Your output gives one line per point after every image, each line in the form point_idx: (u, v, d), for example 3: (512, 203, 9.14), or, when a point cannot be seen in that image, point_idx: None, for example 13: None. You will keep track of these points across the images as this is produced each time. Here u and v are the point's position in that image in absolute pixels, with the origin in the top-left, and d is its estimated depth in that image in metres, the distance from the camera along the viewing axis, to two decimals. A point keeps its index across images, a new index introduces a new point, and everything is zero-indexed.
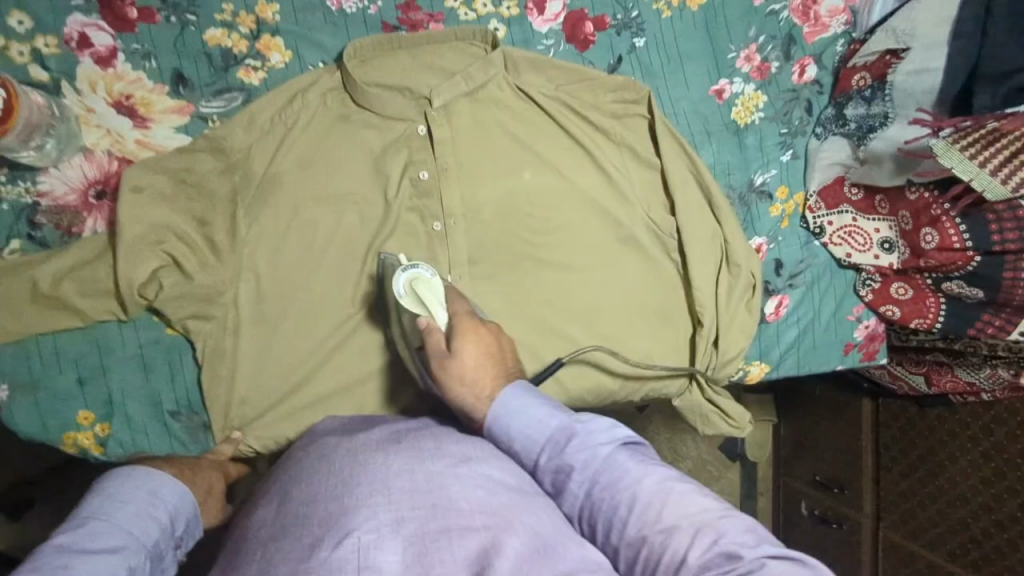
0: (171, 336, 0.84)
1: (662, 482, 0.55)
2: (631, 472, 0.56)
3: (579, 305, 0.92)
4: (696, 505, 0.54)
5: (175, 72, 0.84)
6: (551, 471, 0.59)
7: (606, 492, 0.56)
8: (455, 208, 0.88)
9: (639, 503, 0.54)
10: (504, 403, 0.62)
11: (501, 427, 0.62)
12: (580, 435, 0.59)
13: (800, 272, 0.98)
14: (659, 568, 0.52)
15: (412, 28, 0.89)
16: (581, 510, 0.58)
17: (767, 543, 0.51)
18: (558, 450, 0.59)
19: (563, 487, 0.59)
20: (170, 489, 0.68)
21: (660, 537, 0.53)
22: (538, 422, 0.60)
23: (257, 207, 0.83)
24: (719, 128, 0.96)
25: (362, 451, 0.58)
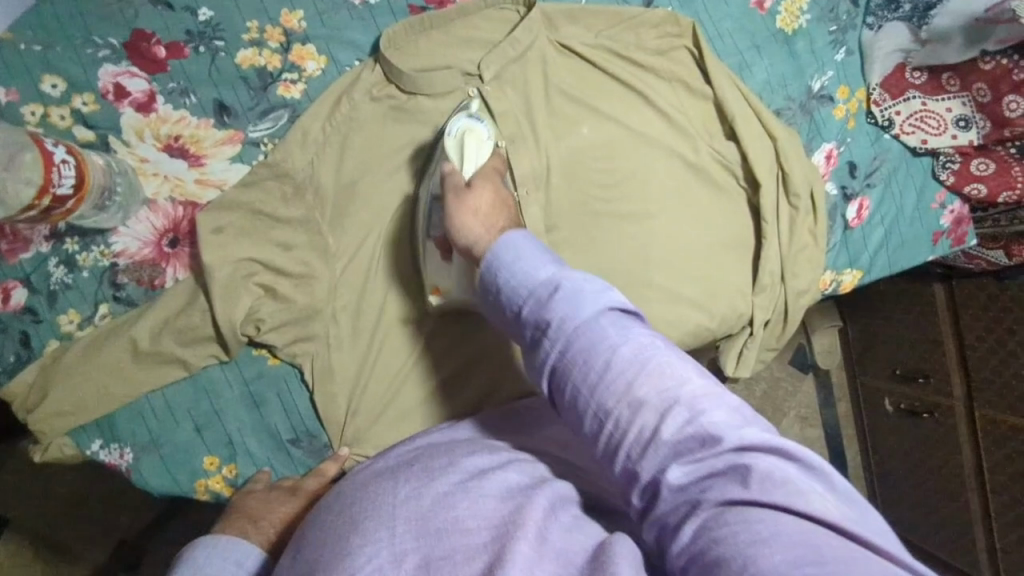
0: (272, 368, 0.84)
1: (641, 350, 0.47)
2: (615, 331, 0.48)
3: (662, 251, 0.90)
4: (677, 377, 0.46)
5: (216, 102, 0.81)
6: (530, 326, 0.52)
7: (580, 356, 0.48)
8: (526, 182, 0.87)
9: (612, 371, 0.47)
10: (498, 254, 0.55)
11: (492, 276, 0.55)
12: (565, 288, 0.50)
13: (875, 170, 0.95)
14: (624, 444, 0.46)
15: (440, 5, 0.86)
16: (550, 373, 0.50)
17: (756, 429, 0.44)
18: (536, 306, 0.51)
19: (537, 345, 0.51)
20: (254, 559, 0.63)
21: (629, 412, 0.46)
22: (529, 267, 0.53)
23: (338, 221, 0.83)
24: (767, 40, 0.92)
25: (372, 486, 0.55)
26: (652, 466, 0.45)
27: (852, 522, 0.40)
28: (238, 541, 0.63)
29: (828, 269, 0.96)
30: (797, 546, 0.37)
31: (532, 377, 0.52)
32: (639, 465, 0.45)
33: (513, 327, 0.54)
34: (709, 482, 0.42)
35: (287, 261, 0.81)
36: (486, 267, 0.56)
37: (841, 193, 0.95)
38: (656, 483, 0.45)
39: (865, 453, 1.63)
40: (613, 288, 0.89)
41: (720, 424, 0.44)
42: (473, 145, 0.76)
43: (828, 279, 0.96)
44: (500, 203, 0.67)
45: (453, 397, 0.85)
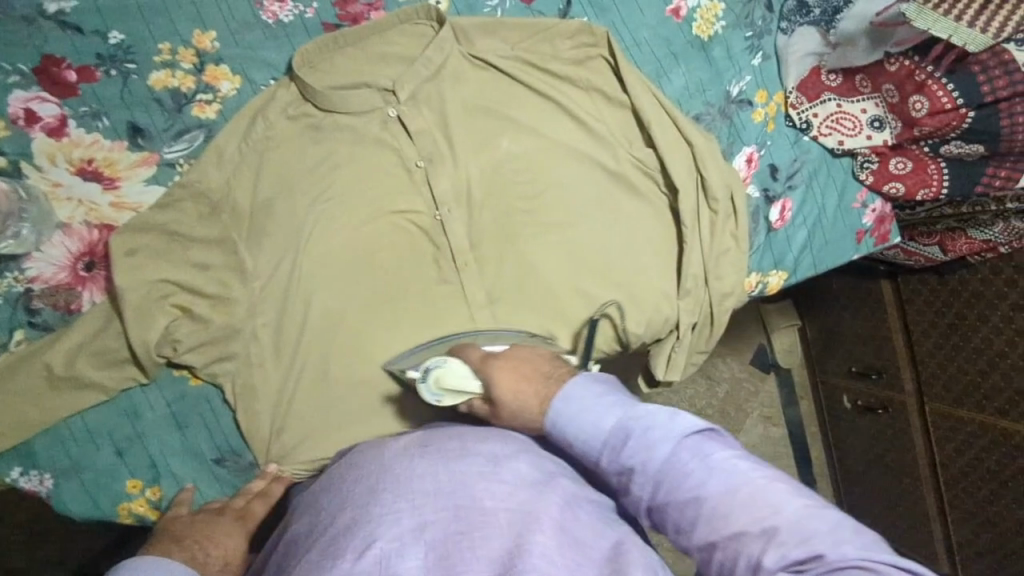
0: (193, 388, 0.84)
1: (734, 482, 0.52)
2: (704, 469, 0.54)
3: (585, 260, 0.91)
4: (769, 507, 0.50)
5: (130, 124, 0.81)
6: (614, 472, 0.57)
7: (674, 497, 0.54)
8: (447, 197, 0.88)
9: (704, 510, 0.52)
10: (562, 403, 0.62)
11: (559, 430, 0.61)
12: (637, 432, 0.56)
13: (796, 172, 0.96)
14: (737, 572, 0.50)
15: (354, 22, 0.86)
16: (650, 512, 0.56)
17: (853, 547, 0.48)
18: (619, 453, 0.57)
19: (628, 489, 0.57)
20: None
21: (730, 549, 0.50)
22: (598, 416, 0.59)
23: (257, 239, 0.84)
24: (683, 48, 0.93)
25: (387, 454, 0.64)
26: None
27: None
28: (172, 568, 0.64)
29: (752, 271, 0.97)
30: None
31: (634, 513, 0.57)
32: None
33: (597, 472, 0.59)
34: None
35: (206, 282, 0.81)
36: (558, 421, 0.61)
37: (763, 196, 0.96)
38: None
39: (824, 450, 1.64)
40: (536, 298, 0.90)
41: (815, 552, 0.48)
42: (453, 383, 0.72)
43: (753, 281, 0.97)
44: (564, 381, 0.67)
45: (381, 415, 0.86)
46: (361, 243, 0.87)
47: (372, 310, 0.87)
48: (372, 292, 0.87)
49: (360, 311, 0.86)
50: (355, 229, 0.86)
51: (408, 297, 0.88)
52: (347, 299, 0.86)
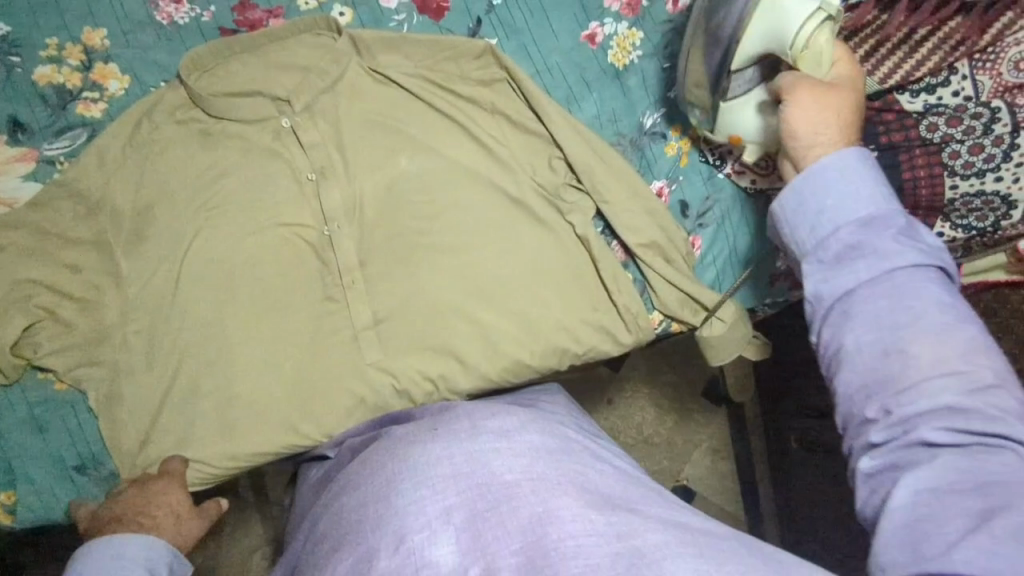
0: (58, 391, 0.82)
1: (970, 317, 0.53)
2: (912, 284, 0.54)
3: (480, 286, 0.88)
4: (954, 347, 0.52)
5: (11, 118, 0.80)
6: (843, 240, 0.57)
7: (895, 300, 0.54)
8: (336, 212, 0.85)
9: (925, 327, 0.53)
10: (841, 162, 0.59)
11: (806, 186, 0.60)
12: (894, 227, 0.56)
13: (708, 209, 0.93)
14: (901, 392, 0.51)
15: (252, 29, 0.84)
16: (845, 300, 0.56)
17: (996, 415, 0.49)
18: (854, 236, 0.57)
19: (840, 265, 0.57)
20: (133, 545, 0.71)
21: (896, 362, 0.52)
22: (859, 195, 0.58)
23: (134, 244, 0.82)
24: (597, 75, 0.91)
25: (400, 446, 0.66)
26: (903, 412, 0.51)
27: None
28: (127, 539, 0.71)
29: (655, 308, 0.93)
30: None
31: (818, 295, 0.58)
32: (863, 400, 0.53)
33: (817, 240, 0.58)
34: (929, 431, 0.49)
35: (78, 284, 0.80)
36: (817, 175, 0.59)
37: None
38: (880, 414, 0.52)
39: None
40: (423, 322, 0.87)
41: (972, 397, 0.50)
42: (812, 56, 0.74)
43: (658, 318, 0.94)
44: (849, 118, 0.68)
45: (253, 433, 0.83)
46: (243, 254, 0.84)
47: (249, 324, 0.84)
48: (251, 305, 0.84)
49: (235, 325, 0.83)
50: (238, 239, 0.84)
51: (289, 313, 0.85)
52: (222, 311, 0.83)
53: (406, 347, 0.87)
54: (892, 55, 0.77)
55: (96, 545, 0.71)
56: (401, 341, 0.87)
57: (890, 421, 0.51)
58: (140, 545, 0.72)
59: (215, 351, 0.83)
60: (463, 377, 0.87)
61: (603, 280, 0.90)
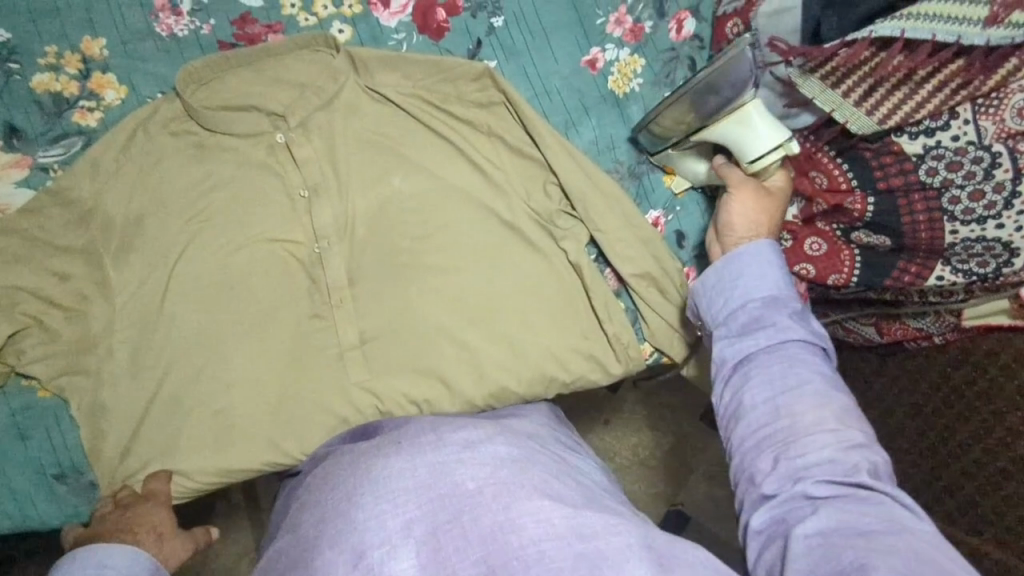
0: (41, 399, 0.82)
1: (844, 387, 0.65)
2: (802, 355, 0.67)
3: (469, 310, 0.87)
4: (832, 414, 0.62)
5: (7, 124, 0.80)
6: (749, 315, 0.70)
7: (786, 364, 0.66)
8: (328, 230, 0.84)
9: (804, 388, 0.64)
10: (754, 254, 0.72)
11: (727, 270, 0.73)
12: (784, 304, 0.70)
13: (705, 241, 0.92)
14: (789, 446, 0.62)
15: (251, 43, 0.83)
16: (746, 366, 0.68)
17: (862, 472, 0.58)
18: (758, 312, 0.70)
19: (747, 334, 0.70)
20: (118, 556, 0.73)
21: (785, 422, 0.63)
22: (763, 278, 0.71)
23: (123, 254, 0.81)
24: (597, 101, 0.90)
25: (365, 459, 0.71)
26: (790, 468, 0.61)
27: (923, 540, 0.53)
28: (112, 549, 0.73)
29: (645, 339, 0.92)
30: (909, 551, 0.51)
31: (727, 362, 0.70)
32: (761, 458, 0.63)
33: (728, 313, 0.72)
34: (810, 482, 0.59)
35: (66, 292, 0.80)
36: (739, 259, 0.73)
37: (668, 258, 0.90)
38: (771, 466, 0.62)
39: None
40: (410, 344, 0.86)
41: (845, 459, 0.59)
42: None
43: (649, 349, 0.92)
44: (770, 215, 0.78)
45: (235, 449, 0.83)
46: (232, 269, 0.84)
47: (235, 338, 0.83)
48: (239, 319, 0.83)
49: (222, 338, 0.83)
50: (229, 253, 0.83)
51: (277, 328, 0.84)
52: (209, 324, 0.83)
53: (392, 368, 0.86)
54: (891, 94, 0.74)
55: (78, 559, 0.72)
56: (387, 362, 0.86)
57: (777, 473, 0.61)
58: (122, 555, 0.74)
59: (200, 364, 0.83)
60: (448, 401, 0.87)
61: (594, 308, 0.88)
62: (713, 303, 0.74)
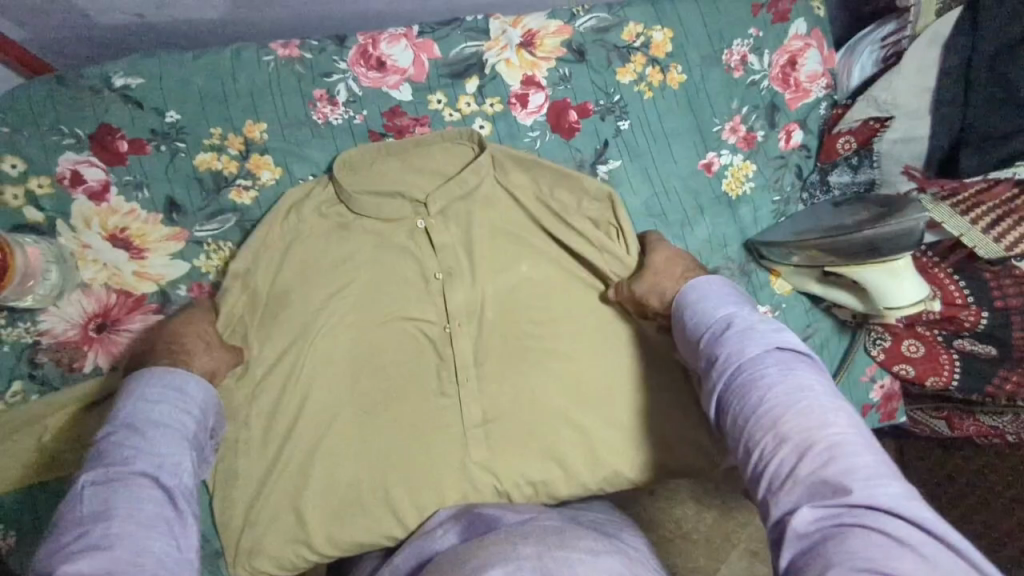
0: None
1: (831, 397, 0.59)
2: (773, 371, 0.60)
3: (588, 396, 0.90)
4: (816, 427, 0.56)
5: (168, 199, 0.85)
6: (709, 349, 0.66)
7: (748, 381, 0.61)
8: (459, 312, 0.88)
9: (767, 405, 0.58)
10: (694, 302, 0.72)
11: (686, 311, 0.73)
12: (742, 325, 0.66)
13: (809, 338, 0.96)
14: (767, 471, 0.56)
15: (398, 134, 0.89)
16: (722, 416, 0.63)
17: (845, 490, 0.52)
18: (715, 344, 0.66)
19: (709, 372, 0.65)
20: (191, 384, 0.74)
21: (767, 443, 0.57)
22: (709, 312, 0.69)
23: (267, 325, 0.84)
24: (711, 202, 0.95)
25: (490, 545, 0.70)
26: (781, 504, 0.55)
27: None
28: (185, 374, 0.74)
29: None
30: None
31: (706, 405, 0.66)
32: (759, 452, 0.58)
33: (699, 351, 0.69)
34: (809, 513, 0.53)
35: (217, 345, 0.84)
36: (697, 296, 0.73)
37: None
38: (779, 531, 0.55)
39: None
40: (534, 431, 0.89)
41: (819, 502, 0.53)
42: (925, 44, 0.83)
43: None
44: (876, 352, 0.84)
45: (358, 522, 0.85)
46: (367, 345, 0.87)
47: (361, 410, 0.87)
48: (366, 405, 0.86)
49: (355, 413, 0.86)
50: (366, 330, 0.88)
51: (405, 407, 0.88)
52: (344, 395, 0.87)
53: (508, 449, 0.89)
54: (1014, 228, 0.77)
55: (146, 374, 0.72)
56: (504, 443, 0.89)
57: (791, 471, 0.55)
58: (193, 384, 0.74)
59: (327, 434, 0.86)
60: (556, 484, 0.90)
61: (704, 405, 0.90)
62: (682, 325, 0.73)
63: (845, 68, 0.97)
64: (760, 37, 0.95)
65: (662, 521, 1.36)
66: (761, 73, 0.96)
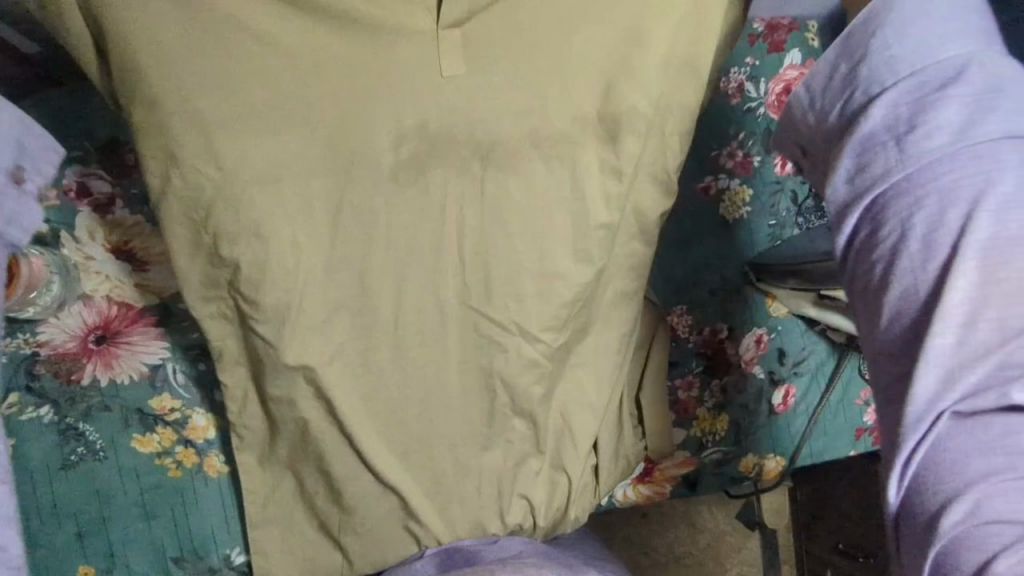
0: (168, 478, 0.82)
1: (965, 191, 0.50)
2: (995, 162, 0.50)
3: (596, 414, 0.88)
4: (935, 222, 0.51)
5: None
6: (844, 121, 0.58)
7: (902, 184, 0.53)
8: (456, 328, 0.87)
9: (922, 182, 0.52)
10: (825, 70, 0.61)
11: (809, 100, 0.62)
12: (927, 99, 0.53)
13: (804, 360, 0.96)
14: (894, 183, 0.53)
15: None
16: (861, 216, 0.55)
17: (966, 289, 0.48)
18: (872, 128, 0.55)
19: (854, 175, 0.55)
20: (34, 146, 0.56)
21: (893, 151, 0.53)
22: (886, 70, 0.56)
23: None
24: (709, 227, 0.98)
25: None
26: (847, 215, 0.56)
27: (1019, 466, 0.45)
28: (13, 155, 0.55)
29: (748, 454, 0.96)
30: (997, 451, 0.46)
31: (834, 205, 0.57)
32: (888, 297, 0.52)
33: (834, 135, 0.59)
34: (1007, 391, 0.46)
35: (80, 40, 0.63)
36: (868, 56, 0.57)
37: (767, 377, 0.96)
38: (867, 238, 0.54)
39: None
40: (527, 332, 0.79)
41: (960, 313, 0.48)
42: None
43: (751, 462, 0.97)
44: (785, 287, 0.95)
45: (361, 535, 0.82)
46: None
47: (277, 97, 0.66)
48: (356, 307, 0.74)
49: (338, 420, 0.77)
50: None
51: (380, 289, 0.74)
52: (250, 107, 0.66)
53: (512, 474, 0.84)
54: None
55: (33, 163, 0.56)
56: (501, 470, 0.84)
57: (924, 343, 0.49)
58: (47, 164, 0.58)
59: (262, 182, 0.68)
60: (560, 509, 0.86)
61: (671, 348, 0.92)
62: (828, 116, 0.60)
63: None
64: (756, 65, 0.98)
65: (654, 545, 1.35)
66: (758, 101, 0.98)
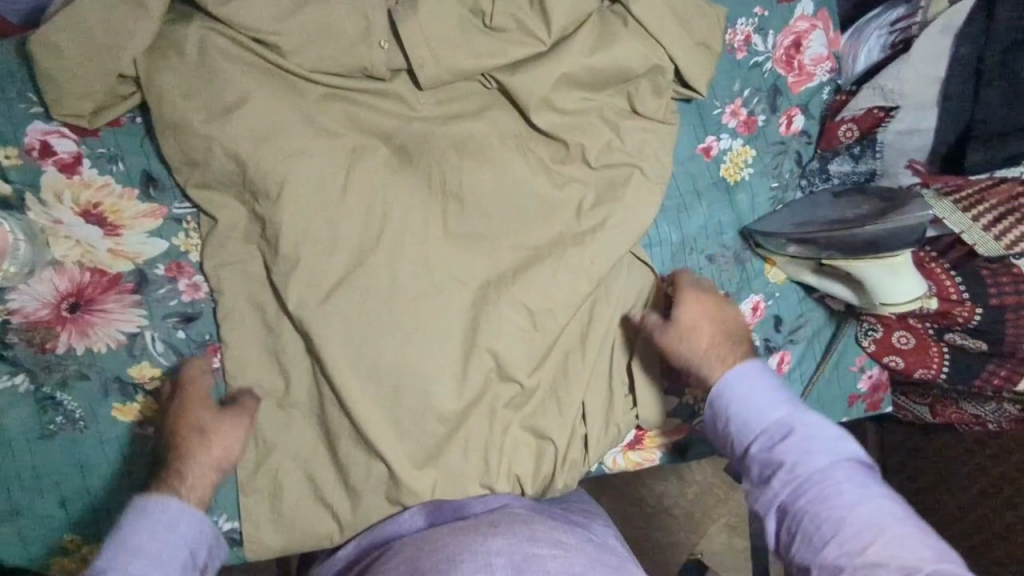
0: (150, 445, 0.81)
1: (874, 505, 0.68)
2: (840, 491, 0.69)
3: (584, 380, 0.87)
4: (862, 546, 0.65)
5: (144, 171, 0.81)
6: (760, 457, 0.75)
7: (813, 504, 0.69)
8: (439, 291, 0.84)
9: (833, 510, 0.68)
10: (731, 387, 0.78)
11: (721, 407, 0.79)
12: (797, 435, 0.74)
13: (800, 326, 0.96)
14: (803, 517, 0.70)
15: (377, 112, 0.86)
16: (784, 525, 0.71)
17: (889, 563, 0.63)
18: (766, 449, 0.75)
19: (766, 479, 0.73)
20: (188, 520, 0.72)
21: (790, 486, 0.72)
22: (752, 400, 0.77)
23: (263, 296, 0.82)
24: (708, 187, 0.93)
25: (462, 534, 0.73)
26: (757, 499, 0.74)
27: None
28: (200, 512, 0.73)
29: None
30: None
31: (759, 507, 0.74)
32: None
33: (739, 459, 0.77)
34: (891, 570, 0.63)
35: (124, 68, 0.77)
36: (730, 407, 0.78)
37: (763, 345, 0.95)
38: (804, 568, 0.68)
39: None
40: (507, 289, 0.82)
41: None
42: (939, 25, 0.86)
43: None
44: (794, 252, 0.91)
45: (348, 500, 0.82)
46: None
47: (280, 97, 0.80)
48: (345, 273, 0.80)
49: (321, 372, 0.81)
50: None
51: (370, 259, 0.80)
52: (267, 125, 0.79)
53: (501, 439, 0.84)
54: (1004, 218, 0.79)
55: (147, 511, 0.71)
56: (489, 435, 0.84)
57: None
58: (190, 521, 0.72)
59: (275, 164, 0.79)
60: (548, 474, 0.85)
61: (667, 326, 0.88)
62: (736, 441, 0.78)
63: (850, 53, 0.97)
64: (765, 17, 0.93)
65: (642, 499, 1.37)
66: (765, 55, 0.93)
